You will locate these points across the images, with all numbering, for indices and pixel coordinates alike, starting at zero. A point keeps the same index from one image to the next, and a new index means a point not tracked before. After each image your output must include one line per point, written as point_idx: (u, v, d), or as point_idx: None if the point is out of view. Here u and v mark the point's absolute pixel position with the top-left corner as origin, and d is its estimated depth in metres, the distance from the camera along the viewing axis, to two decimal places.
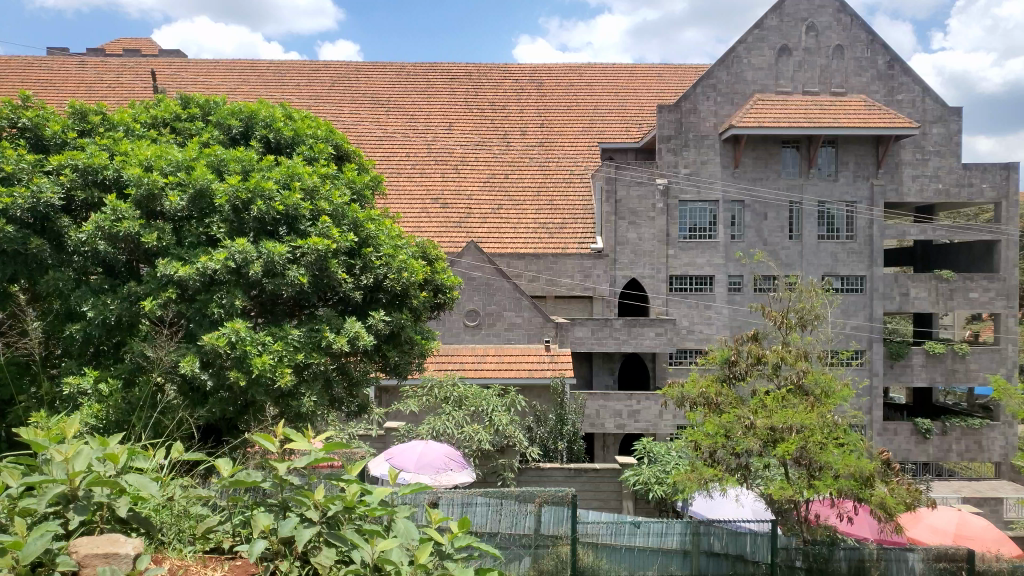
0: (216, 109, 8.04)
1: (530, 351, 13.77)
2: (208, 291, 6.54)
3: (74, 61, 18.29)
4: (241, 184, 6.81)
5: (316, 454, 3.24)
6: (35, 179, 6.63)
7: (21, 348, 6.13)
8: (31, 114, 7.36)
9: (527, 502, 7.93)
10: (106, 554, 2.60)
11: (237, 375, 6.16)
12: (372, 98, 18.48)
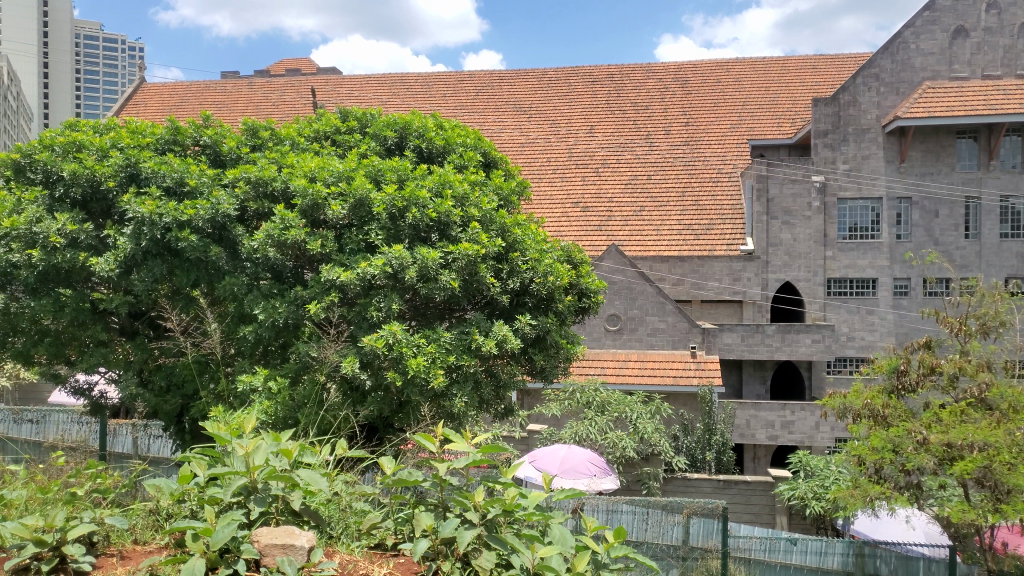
0: (372, 121, 8.40)
1: (675, 357, 13.43)
2: (367, 295, 6.84)
3: (244, 82, 19.80)
4: (397, 193, 7.08)
5: (475, 455, 3.28)
6: (214, 192, 7.22)
7: (204, 348, 6.69)
8: (211, 132, 8.06)
9: (674, 513, 7.84)
10: (284, 544, 2.73)
11: (394, 376, 6.39)
12: (515, 105, 18.76)
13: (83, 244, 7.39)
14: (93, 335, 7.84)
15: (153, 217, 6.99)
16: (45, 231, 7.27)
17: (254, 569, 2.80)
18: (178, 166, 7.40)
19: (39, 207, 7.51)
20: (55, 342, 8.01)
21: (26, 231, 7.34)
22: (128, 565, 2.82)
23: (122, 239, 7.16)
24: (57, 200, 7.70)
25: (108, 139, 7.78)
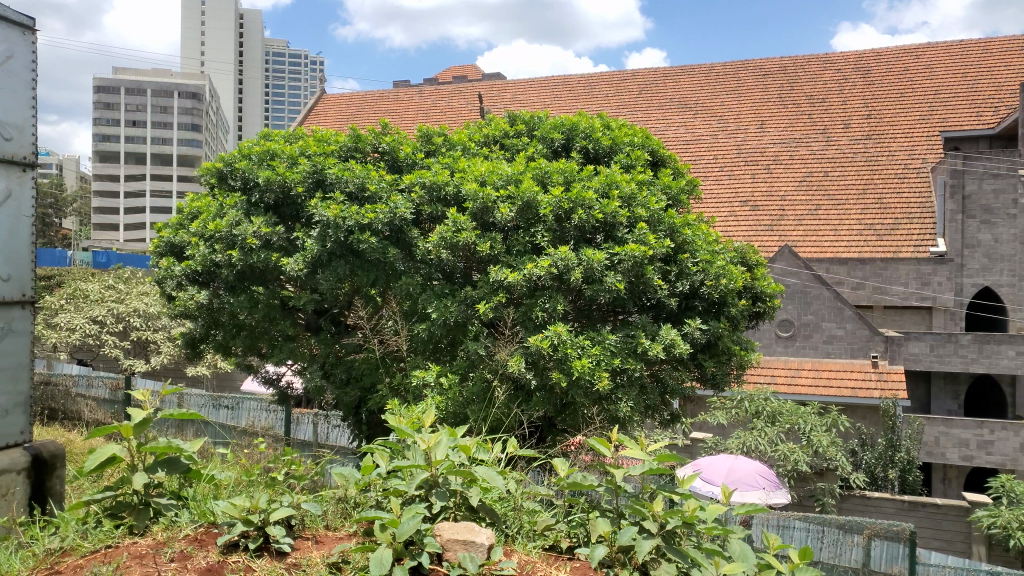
0: (540, 125, 8.50)
1: (854, 367, 12.59)
2: (533, 295, 6.87)
3: (415, 90, 20.72)
4: (564, 195, 7.10)
5: (651, 464, 3.17)
6: (392, 197, 7.57)
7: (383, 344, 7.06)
8: (389, 140, 8.48)
9: (854, 533, 7.34)
10: (465, 541, 2.79)
11: (559, 377, 6.36)
12: (679, 103, 18.32)
13: (275, 245, 7.99)
14: (283, 330, 8.48)
15: (337, 220, 7.45)
16: (243, 233, 7.94)
17: (437, 562, 2.87)
18: (359, 173, 7.82)
19: (238, 211, 8.23)
20: (250, 335, 8.74)
21: (227, 234, 8.07)
22: (322, 549, 2.97)
23: (310, 241, 7.68)
24: (252, 204, 8.40)
25: (297, 148, 8.38)
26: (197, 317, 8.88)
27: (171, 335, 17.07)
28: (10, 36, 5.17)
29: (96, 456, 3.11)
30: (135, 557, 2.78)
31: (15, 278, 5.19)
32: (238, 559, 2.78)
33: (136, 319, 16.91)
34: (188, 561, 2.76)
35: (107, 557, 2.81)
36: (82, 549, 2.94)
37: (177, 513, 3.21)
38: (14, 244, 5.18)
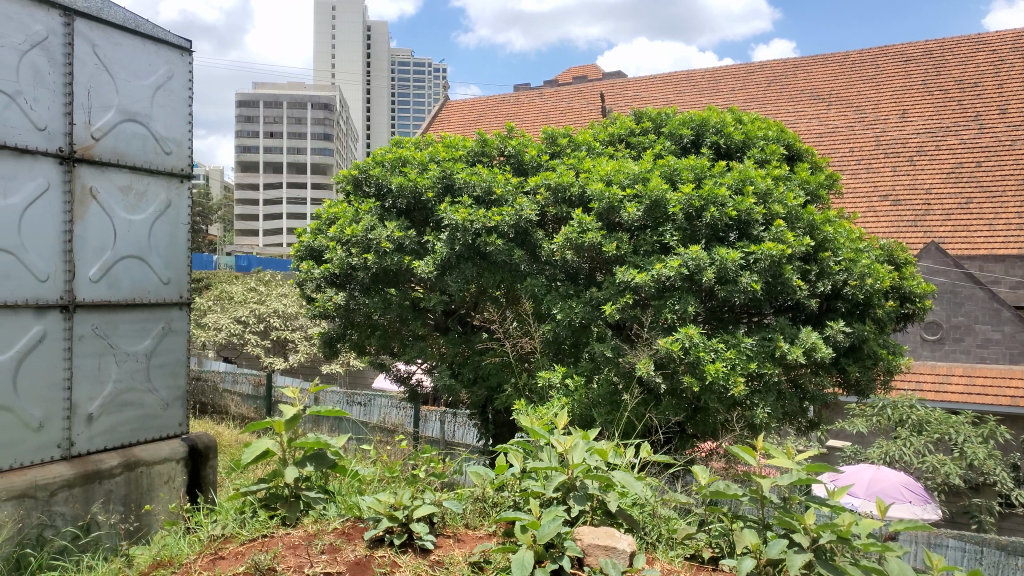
0: (668, 121, 8.34)
1: (1013, 373, 11.59)
2: (662, 296, 6.73)
3: (536, 93, 20.87)
4: (694, 192, 6.90)
5: (800, 474, 3.00)
6: (518, 200, 7.65)
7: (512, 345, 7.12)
8: (515, 142, 8.57)
9: (1019, 557, 6.72)
10: (606, 546, 2.76)
11: (691, 381, 6.19)
12: (811, 93, 17.48)
13: (407, 249, 8.24)
14: (414, 329, 8.74)
15: (465, 223, 7.55)
16: (377, 237, 8.24)
17: (577, 567, 2.84)
18: (486, 176, 7.94)
19: (373, 216, 8.54)
20: (384, 335, 9.05)
21: (363, 238, 8.39)
22: (463, 547, 3.00)
23: (439, 243, 7.84)
24: (386, 209, 8.70)
25: (427, 154, 8.63)
26: (335, 317, 9.29)
27: (308, 334, 18.00)
28: (170, 57, 5.58)
29: (251, 450, 3.29)
30: (289, 546, 2.92)
31: (175, 281, 5.60)
32: (384, 554, 2.86)
33: (276, 319, 17.97)
34: (337, 553, 2.86)
35: (264, 546, 2.96)
36: (242, 537, 3.13)
37: (324, 506, 3.36)
38: (174, 250, 5.59)
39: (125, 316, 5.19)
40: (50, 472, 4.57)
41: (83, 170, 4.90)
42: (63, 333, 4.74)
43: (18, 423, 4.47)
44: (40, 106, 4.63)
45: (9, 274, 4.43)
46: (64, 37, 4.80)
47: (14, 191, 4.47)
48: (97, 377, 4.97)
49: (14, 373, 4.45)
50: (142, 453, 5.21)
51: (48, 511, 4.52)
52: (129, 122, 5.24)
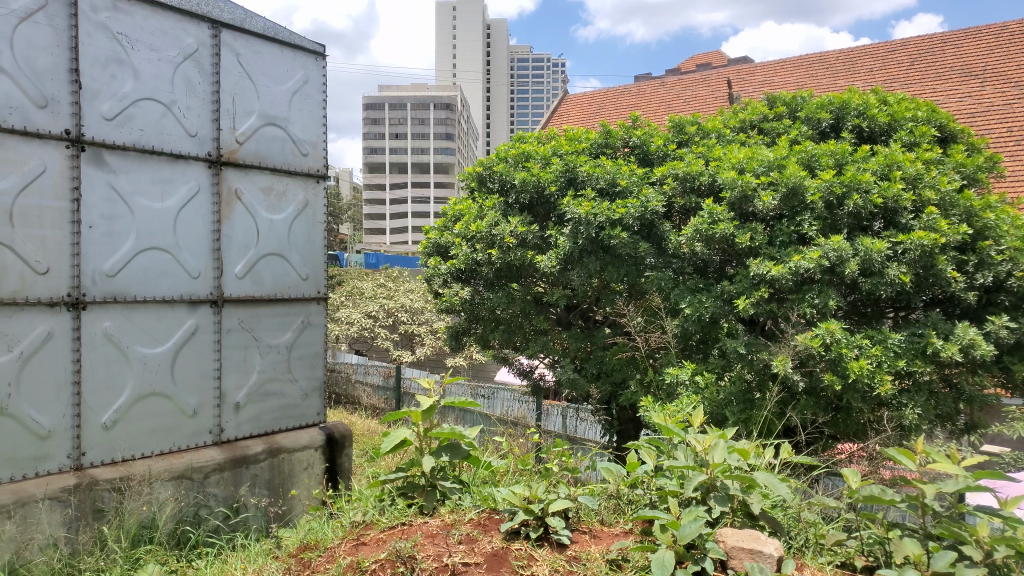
0: (804, 105, 7.98)
1: None
2: (800, 290, 6.43)
3: (658, 82, 20.46)
4: (835, 179, 6.59)
5: (968, 480, 2.75)
6: (644, 191, 7.52)
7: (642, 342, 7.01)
8: (640, 132, 8.42)
9: None
10: (751, 550, 2.63)
11: (833, 379, 5.87)
12: (963, 71, 16.14)
13: (531, 244, 8.26)
14: (538, 323, 8.77)
15: (589, 217, 7.49)
16: (501, 233, 8.31)
17: (720, 570, 2.73)
18: (611, 168, 7.84)
19: (497, 212, 8.62)
20: (507, 330, 9.11)
21: (488, 234, 8.47)
22: (600, 544, 2.94)
23: (562, 237, 7.81)
24: (509, 205, 8.77)
25: (550, 149, 8.61)
26: (460, 312, 9.46)
27: (433, 328, 18.47)
28: (306, 62, 5.83)
29: (390, 440, 3.38)
30: (427, 535, 2.96)
31: (312, 277, 5.86)
32: (521, 547, 2.85)
33: (403, 313, 18.57)
34: (474, 544, 2.88)
35: (404, 534, 3.02)
36: (382, 525, 3.22)
37: (460, 497, 3.40)
38: (312, 248, 5.84)
39: (268, 310, 5.47)
40: (204, 456, 4.90)
41: (230, 173, 5.21)
42: (214, 326, 5.07)
43: (175, 409, 4.84)
44: (191, 114, 4.97)
45: (166, 271, 4.79)
46: (212, 49, 5.12)
47: (170, 194, 4.83)
48: (243, 367, 5.28)
49: (172, 363, 4.81)
50: (283, 441, 5.47)
51: (202, 492, 4.85)
52: (270, 126, 5.52)
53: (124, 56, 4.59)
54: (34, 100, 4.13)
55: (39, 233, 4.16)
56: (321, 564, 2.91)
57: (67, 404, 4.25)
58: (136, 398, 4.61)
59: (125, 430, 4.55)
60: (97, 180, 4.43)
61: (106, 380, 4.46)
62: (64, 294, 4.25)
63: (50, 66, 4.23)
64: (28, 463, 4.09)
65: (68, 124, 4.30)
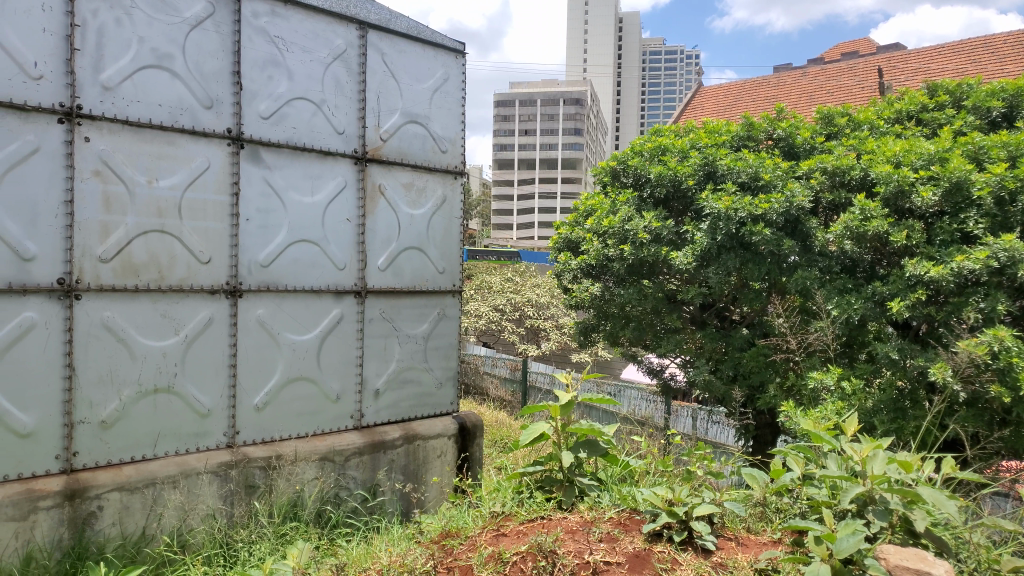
0: (971, 93, 7.40)
1: None
2: (963, 293, 6.01)
3: (799, 72, 19.52)
4: (1007, 172, 6.03)
5: None
6: (789, 185, 7.28)
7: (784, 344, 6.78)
8: (785, 124, 8.16)
9: None
10: (916, 569, 2.41)
11: (1002, 391, 5.40)
12: None
13: (665, 240, 8.10)
14: (670, 322, 8.59)
15: (729, 212, 7.29)
16: (635, 229, 8.21)
17: None
18: (753, 162, 7.61)
19: (630, 207, 8.50)
20: (637, 327, 8.89)
21: (620, 229, 8.39)
22: (748, 552, 2.81)
23: (699, 234, 7.60)
24: (643, 200, 8.64)
25: (688, 142, 8.42)
26: (589, 308, 9.40)
27: (559, 323, 18.54)
28: (447, 61, 5.95)
29: (528, 433, 3.40)
30: (568, 531, 2.96)
31: (449, 270, 5.97)
32: (664, 549, 2.78)
33: (529, 308, 18.76)
34: (616, 543, 2.84)
35: (545, 528, 3.02)
36: (522, 516, 3.24)
37: (598, 494, 3.38)
38: (449, 242, 5.96)
39: (407, 302, 5.64)
40: (345, 440, 5.12)
41: (374, 169, 5.40)
42: (357, 316, 5.29)
43: (319, 394, 5.08)
44: (339, 113, 5.20)
45: (315, 262, 5.04)
46: (359, 49, 5.33)
47: (319, 189, 5.07)
48: (383, 356, 5.47)
49: (318, 350, 5.06)
50: (419, 428, 5.62)
51: (344, 474, 5.08)
52: (412, 124, 5.68)
53: (280, 58, 4.86)
54: (201, 101, 4.47)
55: (202, 225, 4.47)
56: (463, 552, 2.96)
57: (224, 385, 4.57)
58: (285, 381, 4.88)
59: (275, 412, 4.83)
60: (254, 176, 4.72)
61: (259, 364, 4.74)
62: (224, 282, 4.57)
63: (215, 70, 4.54)
64: (190, 438, 4.43)
65: (230, 123, 4.61)
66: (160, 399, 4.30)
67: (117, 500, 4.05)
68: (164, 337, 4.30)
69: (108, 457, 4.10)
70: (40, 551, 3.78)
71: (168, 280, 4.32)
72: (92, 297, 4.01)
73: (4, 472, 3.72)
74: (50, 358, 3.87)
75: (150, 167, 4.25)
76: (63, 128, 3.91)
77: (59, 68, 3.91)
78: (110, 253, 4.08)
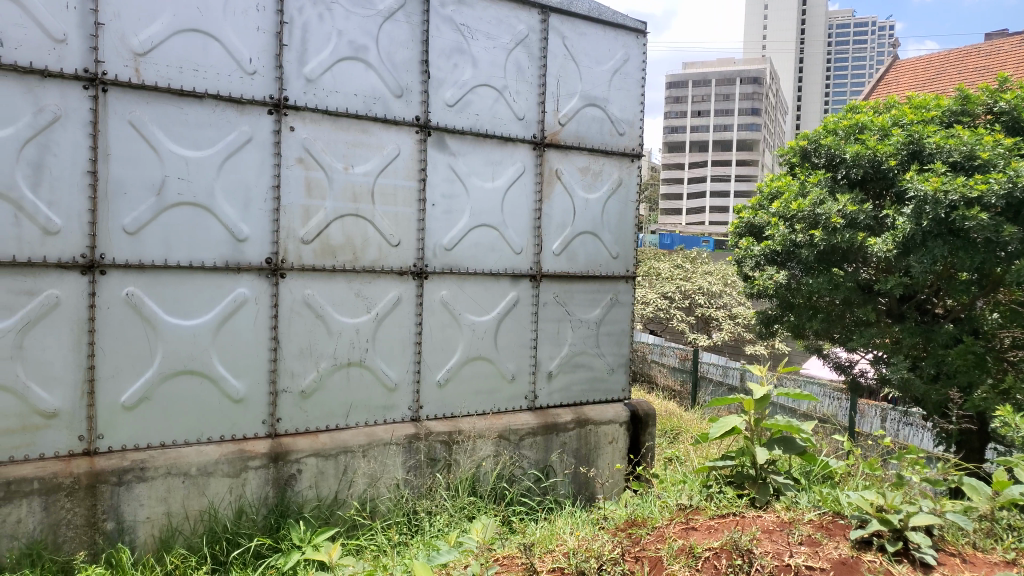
0: None
1: None
2: None
3: (1015, 39, 17.40)
4: None
5: None
6: (1013, 164, 6.69)
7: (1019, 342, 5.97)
8: (1009, 97, 7.39)
9: None
10: None
11: None
12: None
13: (862, 224, 7.61)
14: (861, 314, 7.98)
15: (937, 195, 6.67)
16: (827, 212, 7.76)
17: None
18: (967, 140, 7.02)
19: (822, 189, 8.03)
20: (826, 319, 8.29)
21: (810, 213, 7.95)
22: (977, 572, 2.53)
23: (901, 219, 7.02)
24: (837, 181, 8.12)
25: (890, 118, 7.79)
26: (771, 298, 8.87)
27: (732, 312, 17.82)
28: (627, 41, 5.82)
29: (718, 425, 3.28)
30: (764, 530, 2.82)
31: (623, 256, 5.86)
32: (875, 559, 2.57)
33: (700, 296, 18.19)
34: (818, 548, 2.67)
35: (738, 525, 2.90)
36: (711, 512, 3.15)
37: (795, 494, 3.21)
38: (625, 226, 5.85)
39: (581, 287, 5.62)
40: (520, 420, 5.20)
41: (552, 154, 5.41)
42: (532, 299, 5.34)
43: (497, 374, 5.20)
44: (520, 98, 5.25)
45: (494, 246, 5.13)
46: (541, 33, 5.34)
47: (499, 174, 5.16)
48: (556, 339, 5.50)
49: (496, 331, 5.17)
50: (591, 413, 5.60)
51: (518, 454, 5.16)
52: (591, 107, 5.63)
53: (466, 46, 4.98)
54: (392, 90, 4.68)
55: (393, 210, 4.69)
56: (651, 543, 2.91)
57: (410, 361, 4.79)
58: (465, 360, 5.03)
59: (455, 389, 5.00)
60: (440, 162, 4.88)
61: (442, 342, 4.92)
62: (411, 265, 4.77)
63: (406, 60, 4.74)
64: (378, 411, 4.68)
65: (418, 111, 4.79)
66: (352, 371, 4.57)
67: (314, 464, 4.36)
68: (357, 315, 4.57)
69: (306, 424, 4.42)
70: (249, 506, 4.17)
71: (361, 262, 4.58)
72: (295, 276, 4.34)
73: (220, 432, 4.13)
74: (260, 331, 4.24)
75: (347, 154, 4.51)
76: (272, 118, 4.24)
77: (270, 63, 4.24)
78: (311, 235, 4.38)
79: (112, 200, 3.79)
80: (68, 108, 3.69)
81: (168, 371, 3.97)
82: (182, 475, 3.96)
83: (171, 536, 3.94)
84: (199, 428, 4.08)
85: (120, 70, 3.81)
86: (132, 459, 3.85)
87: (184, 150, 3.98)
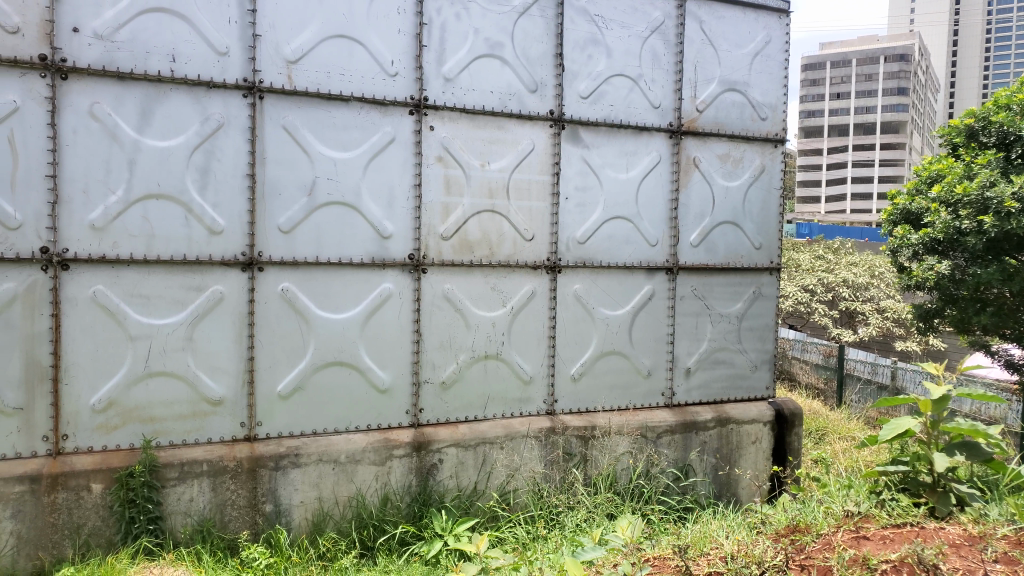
0: None
1: None
2: None
3: None
4: None
5: None
6: None
7: None
8: None
9: None
10: None
11: None
12: None
13: None
14: None
15: None
16: (999, 196, 7.17)
17: None
18: None
19: (993, 170, 7.45)
20: (996, 314, 7.52)
21: (978, 197, 7.36)
22: None
23: None
24: (1010, 162, 7.51)
25: None
26: (931, 290, 8.18)
27: (881, 306, 16.67)
28: (769, 22, 5.52)
29: (890, 429, 3.05)
30: (950, 545, 2.59)
31: (766, 246, 5.57)
32: None
33: (845, 289, 17.14)
34: (1016, 566, 2.42)
35: (919, 537, 2.68)
36: (883, 521, 2.93)
37: (983, 506, 2.96)
38: (767, 215, 5.56)
39: (720, 279, 5.39)
40: (657, 417, 5.06)
41: (689, 142, 5.23)
42: (668, 293, 5.18)
43: (632, 369, 5.08)
44: (656, 87, 5.10)
45: (628, 239, 5.02)
46: (677, 19, 5.16)
47: (633, 165, 5.04)
48: (694, 334, 5.31)
49: (631, 326, 5.05)
50: (732, 411, 5.37)
51: (656, 451, 5.03)
52: (730, 92, 5.38)
53: (601, 37, 4.89)
54: (527, 86, 4.67)
55: (528, 204, 4.69)
56: (818, 551, 2.73)
57: (545, 355, 4.77)
58: (600, 354, 4.96)
59: (590, 383, 4.94)
60: (574, 155, 4.83)
61: (576, 336, 4.87)
62: (545, 259, 4.75)
63: (541, 54, 4.71)
64: (515, 404, 4.70)
65: (552, 105, 4.76)
66: (490, 364, 4.61)
67: (455, 455, 4.43)
68: (494, 309, 4.60)
69: (446, 415, 4.50)
70: (394, 494, 4.29)
71: (497, 256, 4.60)
72: (435, 271, 4.42)
73: (367, 421, 4.27)
74: (403, 325, 4.35)
75: (483, 151, 4.54)
76: (413, 119, 4.33)
77: (410, 64, 4.33)
78: (450, 231, 4.45)
79: (267, 201, 4.00)
80: (230, 116, 3.92)
81: (319, 362, 4.15)
82: (332, 462, 4.13)
83: (323, 520, 4.12)
84: (347, 417, 4.24)
85: (275, 77, 4.00)
86: (287, 446, 4.04)
87: (331, 151, 4.14)
